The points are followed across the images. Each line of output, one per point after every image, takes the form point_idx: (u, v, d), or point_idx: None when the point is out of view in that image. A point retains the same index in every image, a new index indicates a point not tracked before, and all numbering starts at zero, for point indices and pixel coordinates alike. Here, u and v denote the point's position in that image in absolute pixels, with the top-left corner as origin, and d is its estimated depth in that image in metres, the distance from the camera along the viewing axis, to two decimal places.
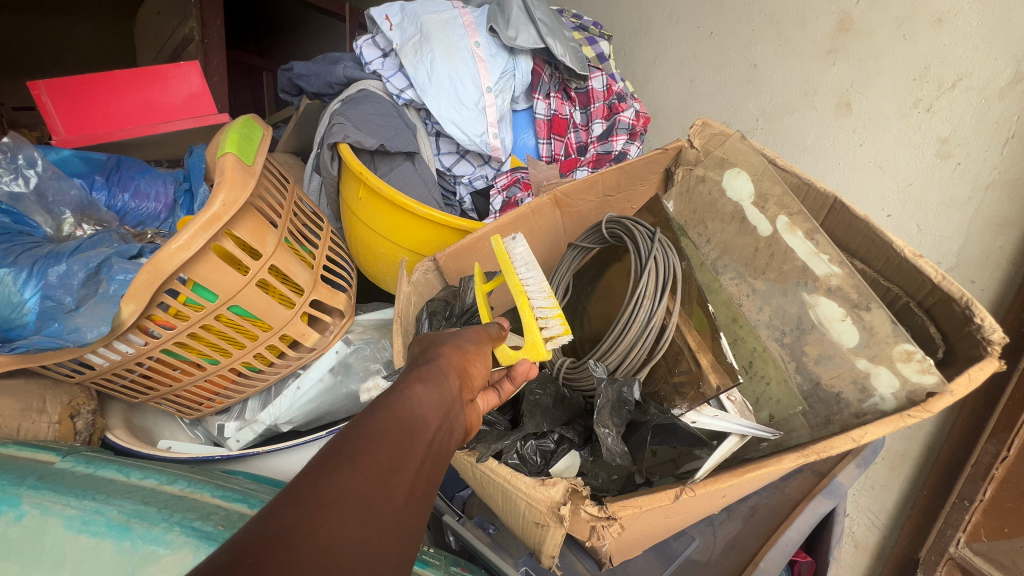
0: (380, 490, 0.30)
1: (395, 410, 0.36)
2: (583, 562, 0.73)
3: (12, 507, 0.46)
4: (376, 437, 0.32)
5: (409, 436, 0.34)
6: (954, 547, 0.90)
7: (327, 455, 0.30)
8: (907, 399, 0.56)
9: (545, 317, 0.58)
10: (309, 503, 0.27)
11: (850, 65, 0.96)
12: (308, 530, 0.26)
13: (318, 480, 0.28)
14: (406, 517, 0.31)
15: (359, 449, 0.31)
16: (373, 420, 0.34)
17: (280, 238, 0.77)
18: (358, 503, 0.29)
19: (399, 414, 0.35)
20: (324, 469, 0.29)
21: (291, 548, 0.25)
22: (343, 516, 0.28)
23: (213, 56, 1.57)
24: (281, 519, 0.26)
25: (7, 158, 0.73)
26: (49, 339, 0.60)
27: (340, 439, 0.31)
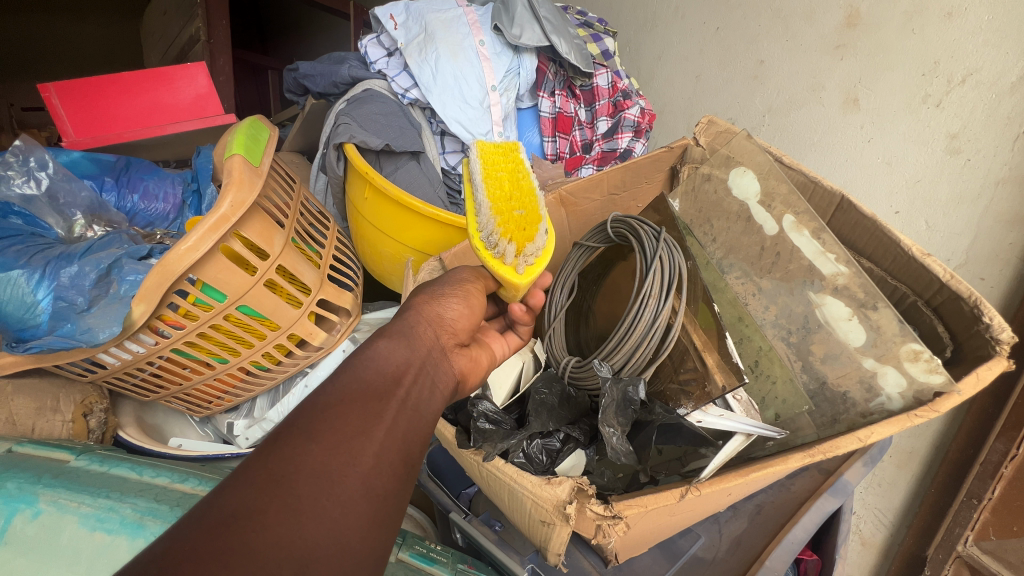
0: (340, 456, 0.32)
1: (356, 376, 0.38)
2: (589, 560, 0.74)
3: (28, 504, 0.47)
4: (335, 407, 0.35)
5: (370, 403, 0.36)
6: (962, 546, 0.90)
7: (283, 430, 0.33)
8: (914, 399, 0.56)
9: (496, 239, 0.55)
10: (263, 478, 0.30)
11: (858, 61, 0.95)
12: (262, 499, 0.29)
13: (274, 454, 0.31)
14: (372, 477, 0.33)
15: (315, 420, 0.33)
16: (333, 391, 0.36)
17: (287, 238, 0.78)
18: (316, 472, 0.31)
19: (361, 382, 0.38)
20: (278, 442, 0.32)
21: (244, 518, 0.28)
22: (298, 485, 0.30)
23: (220, 57, 1.58)
24: (234, 492, 0.29)
25: (19, 160, 0.74)
26: (62, 339, 0.61)
27: (299, 412, 0.34)
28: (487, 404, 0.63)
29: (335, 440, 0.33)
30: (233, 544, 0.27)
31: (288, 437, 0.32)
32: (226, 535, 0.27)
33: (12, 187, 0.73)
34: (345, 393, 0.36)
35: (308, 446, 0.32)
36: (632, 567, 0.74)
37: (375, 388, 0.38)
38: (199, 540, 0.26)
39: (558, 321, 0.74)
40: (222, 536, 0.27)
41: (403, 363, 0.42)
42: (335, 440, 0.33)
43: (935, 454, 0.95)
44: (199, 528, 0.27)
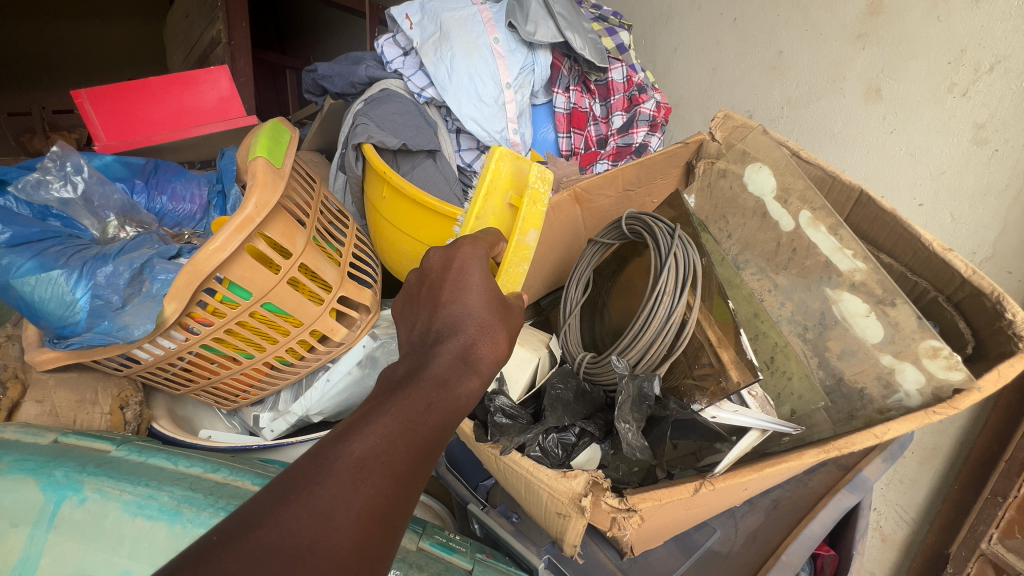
0: (404, 499, 0.34)
1: (437, 404, 0.38)
2: (605, 552, 0.75)
3: (75, 491, 0.50)
4: (412, 445, 0.35)
5: (439, 438, 0.37)
6: (986, 544, 0.88)
7: (362, 459, 0.32)
8: (933, 396, 0.55)
9: None
10: (340, 515, 0.30)
11: (880, 50, 0.93)
12: (336, 540, 0.30)
13: (354, 491, 0.31)
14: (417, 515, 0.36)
15: (394, 458, 0.34)
16: (412, 421, 0.36)
17: (309, 237, 0.80)
18: (384, 515, 0.32)
19: (438, 418, 0.37)
20: (358, 477, 0.32)
21: (319, 556, 0.29)
22: (367, 527, 0.31)
23: (240, 59, 1.62)
24: (313, 525, 0.30)
25: (57, 166, 0.77)
26: (101, 336, 0.65)
27: (378, 437, 0.34)
28: (504, 399, 0.64)
29: (405, 483, 0.34)
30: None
31: (367, 470, 0.32)
32: (299, 570, 0.28)
33: (50, 191, 0.75)
34: (421, 426, 0.36)
35: (383, 486, 0.33)
36: (647, 560, 0.75)
37: (448, 424, 0.38)
38: (273, 570, 0.28)
39: (573, 318, 0.74)
40: (296, 569, 0.28)
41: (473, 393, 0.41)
42: (405, 483, 0.34)
43: (959, 451, 0.93)
44: (274, 555, 0.28)
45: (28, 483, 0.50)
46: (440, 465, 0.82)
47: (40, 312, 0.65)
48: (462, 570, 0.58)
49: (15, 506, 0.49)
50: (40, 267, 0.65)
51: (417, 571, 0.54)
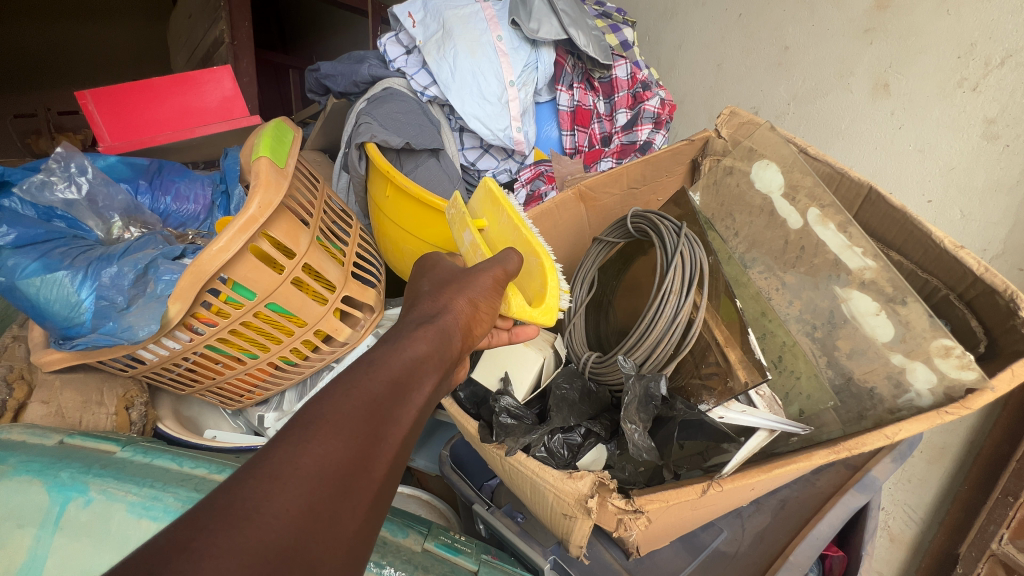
0: (361, 461, 0.33)
1: (384, 370, 0.39)
2: (611, 553, 0.74)
3: (80, 492, 0.50)
4: (361, 407, 0.35)
5: (394, 405, 0.37)
6: (996, 544, 0.87)
7: (308, 422, 0.32)
8: (945, 396, 0.54)
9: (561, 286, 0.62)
10: (287, 472, 0.29)
11: (889, 44, 0.91)
12: (287, 498, 0.28)
13: (304, 450, 0.31)
14: (383, 488, 0.34)
15: (343, 419, 0.33)
16: (360, 389, 0.36)
17: (312, 237, 0.80)
18: (338, 475, 0.31)
19: (385, 382, 0.38)
20: (304, 437, 0.31)
21: (269, 516, 0.27)
22: (320, 487, 0.30)
23: (243, 59, 1.62)
24: (259, 486, 0.28)
25: (61, 166, 0.77)
26: (106, 337, 0.65)
27: (325, 404, 0.34)
28: (509, 399, 0.63)
29: (359, 443, 0.33)
30: (253, 542, 0.26)
31: (315, 432, 0.32)
32: (246, 531, 0.26)
33: (55, 192, 0.75)
34: (371, 392, 0.36)
35: (334, 445, 0.32)
36: (653, 560, 0.75)
37: (399, 392, 0.38)
38: (218, 534, 0.26)
39: (578, 317, 0.74)
40: (243, 530, 0.26)
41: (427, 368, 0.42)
42: (360, 445, 0.33)
43: (969, 450, 0.92)
44: (219, 519, 0.26)
45: (34, 483, 0.50)
46: (445, 465, 0.81)
47: (45, 313, 0.65)
48: (468, 570, 0.58)
49: (20, 507, 0.49)
50: (45, 268, 0.65)
51: (423, 571, 0.54)
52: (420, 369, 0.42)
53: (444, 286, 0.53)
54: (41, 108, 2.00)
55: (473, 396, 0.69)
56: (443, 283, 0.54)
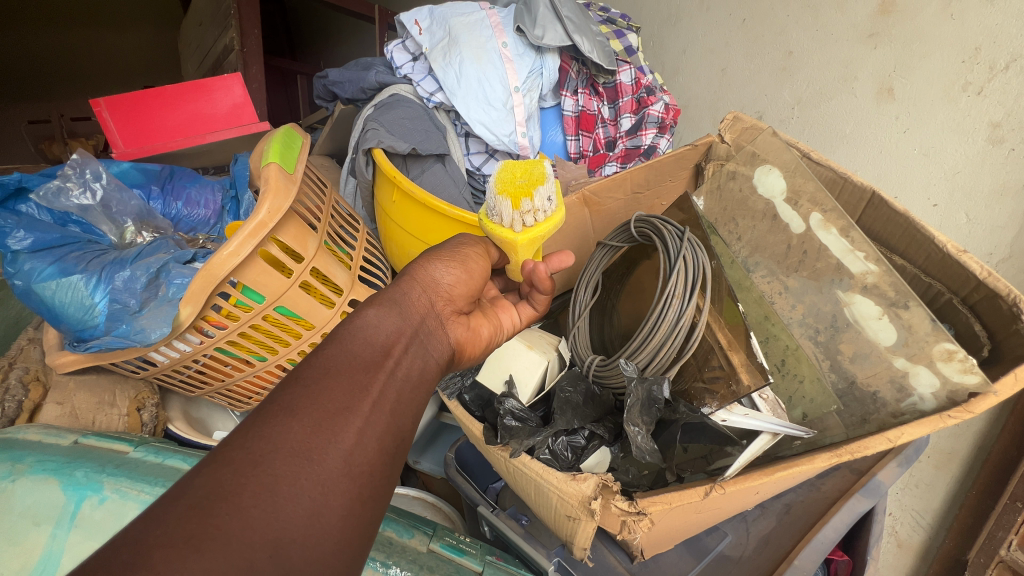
0: (319, 435, 0.34)
1: (345, 349, 0.41)
2: (615, 556, 0.75)
3: (95, 491, 0.52)
4: (315, 388, 0.36)
5: (356, 380, 0.39)
6: (1005, 550, 0.86)
7: (261, 410, 0.34)
8: (948, 400, 0.54)
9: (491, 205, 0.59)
10: (239, 457, 0.31)
11: (892, 49, 0.91)
12: (240, 479, 0.30)
13: (256, 436, 0.32)
14: (355, 457, 0.35)
15: (296, 403, 0.35)
16: (313, 372, 0.38)
17: (319, 241, 0.81)
18: (295, 452, 0.32)
19: (342, 363, 0.39)
20: (258, 425, 0.33)
21: (222, 497, 0.29)
22: (275, 464, 0.31)
23: (253, 65, 1.63)
24: (215, 473, 0.30)
25: (77, 172, 0.79)
26: (118, 339, 0.66)
27: (278, 392, 0.36)
28: (512, 402, 0.64)
29: (314, 420, 0.34)
30: (207, 526, 0.27)
31: (267, 418, 0.34)
32: (201, 516, 0.28)
33: (70, 198, 0.78)
34: (328, 373, 0.38)
35: (287, 426, 0.33)
36: (658, 564, 0.75)
37: (357, 366, 0.40)
38: (169, 525, 0.27)
39: (582, 320, 0.74)
40: (198, 517, 0.28)
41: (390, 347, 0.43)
42: (316, 421, 0.34)
43: (976, 455, 0.92)
44: (175, 508, 0.28)
45: (50, 482, 0.52)
46: (450, 468, 0.84)
47: (60, 316, 0.67)
48: (472, 571, 0.58)
49: (37, 504, 0.51)
50: (61, 272, 0.67)
51: (428, 571, 0.54)
52: (385, 348, 0.43)
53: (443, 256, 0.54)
54: (53, 113, 2.03)
55: (477, 398, 0.70)
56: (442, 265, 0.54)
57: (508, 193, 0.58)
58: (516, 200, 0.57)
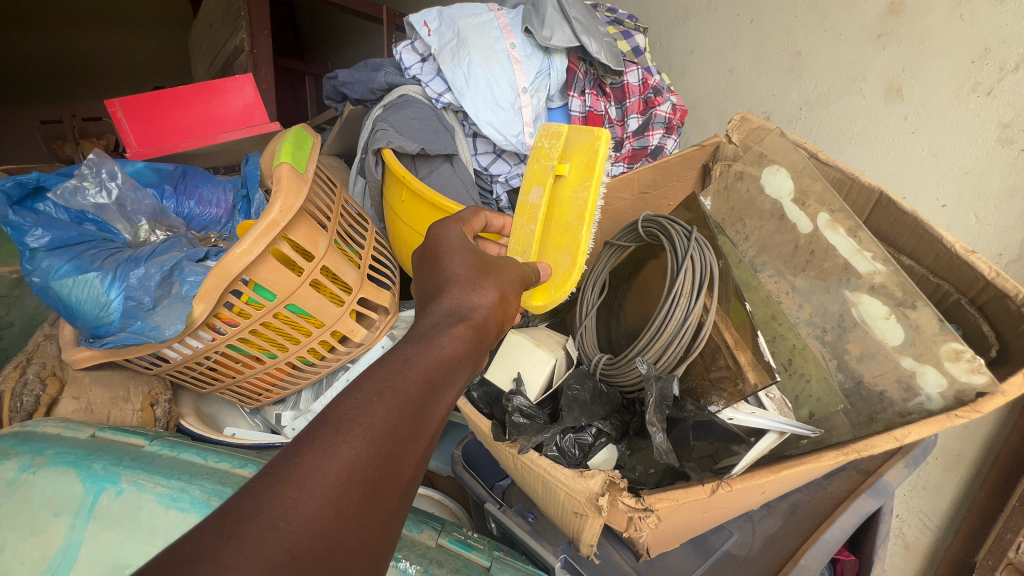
0: (391, 465, 0.31)
1: (421, 357, 0.37)
2: (621, 553, 0.75)
3: (112, 483, 0.53)
4: (396, 407, 0.32)
5: (430, 398, 0.35)
6: (1013, 553, 0.85)
7: (339, 422, 0.30)
8: (955, 399, 0.55)
9: None
10: (316, 478, 0.27)
11: (902, 49, 0.91)
12: (313, 505, 0.27)
13: (331, 454, 0.29)
14: (413, 485, 0.32)
15: (374, 418, 0.31)
16: (394, 386, 0.34)
17: (330, 240, 0.82)
18: (368, 481, 0.29)
19: (422, 379, 0.35)
20: (333, 439, 0.29)
21: (295, 525, 0.26)
22: (348, 494, 0.28)
23: (263, 65, 1.64)
24: (286, 492, 0.26)
25: (92, 172, 0.81)
26: (134, 335, 0.68)
27: (355, 402, 0.32)
28: (521, 399, 0.64)
29: (389, 447, 0.31)
30: (280, 553, 0.25)
31: (342, 432, 0.30)
32: (275, 543, 0.25)
33: (86, 197, 0.79)
34: (406, 385, 0.34)
35: (364, 449, 0.30)
36: (664, 562, 0.76)
37: (436, 386, 0.36)
38: (243, 545, 0.24)
39: (589, 319, 0.75)
40: (271, 543, 0.25)
41: (464, 362, 0.39)
42: (392, 448, 0.31)
43: (984, 457, 0.92)
44: (246, 527, 0.25)
45: (69, 475, 0.53)
46: (457, 465, 0.83)
47: (76, 313, 0.68)
48: (480, 566, 0.58)
49: (58, 496, 0.52)
50: (77, 269, 0.68)
51: (438, 565, 0.55)
52: (459, 360, 0.39)
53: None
54: (65, 113, 2.06)
55: (485, 396, 0.70)
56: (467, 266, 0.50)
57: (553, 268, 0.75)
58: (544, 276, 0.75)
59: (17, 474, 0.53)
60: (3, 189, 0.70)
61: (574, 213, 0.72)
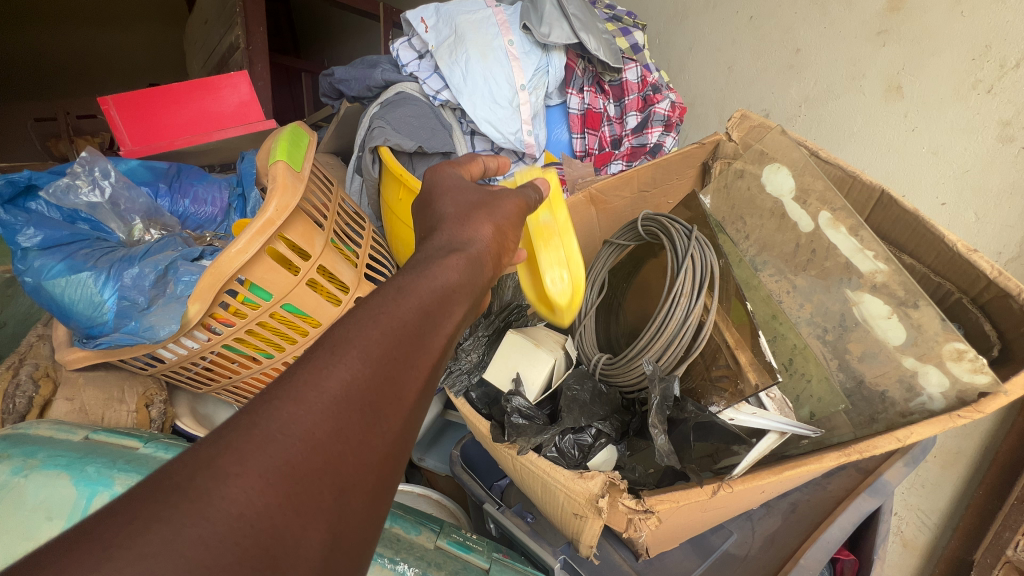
0: (391, 387, 0.31)
1: (418, 286, 0.37)
2: (620, 553, 0.75)
3: (106, 487, 0.52)
4: (393, 332, 0.32)
5: (429, 326, 0.35)
6: (1011, 551, 0.86)
7: (335, 343, 0.30)
8: (957, 400, 0.54)
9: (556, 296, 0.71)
10: (314, 395, 0.27)
11: (902, 47, 0.91)
12: (311, 421, 0.27)
13: (328, 372, 0.29)
14: (415, 411, 0.32)
15: (370, 341, 0.31)
16: (391, 314, 0.33)
17: (326, 238, 0.81)
18: (367, 401, 0.29)
19: (419, 309, 0.35)
20: (330, 360, 0.29)
21: (293, 440, 0.26)
22: (347, 411, 0.28)
23: (258, 62, 1.63)
24: (283, 408, 0.26)
25: (85, 170, 0.80)
26: (128, 336, 0.67)
27: (351, 327, 0.32)
28: (520, 400, 0.63)
29: (388, 369, 0.31)
30: (278, 463, 0.25)
31: (339, 353, 0.30)
32: (274, 453, 0.25)
33: (79, 196, 0.78)
34: (404, 315, 0.34)
35: (361, 369, 0.30)
36: (663, 562, 0.76)
37: (433, 317, 0.36)
38: (241, 454, 0.24)
39: (589, 319, 0.75)
40: (270, 454, 0.25)
41: (461, 296, 0.39)
42: (390, 371, 0.31)
43: (983, 455, 0.92)
44: (243, 439, 0.25)
45: (62, 477, 0.52)
46: (456, 466, 0.83)
47: (69, 313, 0.67)
48: (479, 569, 0.58)
49: (50, 499, 0.51)
50: (70, 269, 0.68)
51: (437, 568, 0.54)
52: (456, 295, 0.39)
53: (485, 200, 0.50)
54: (59, 108, 2.04)
55: (484, 396, 0.68)
56: (461, 205, 0.50)
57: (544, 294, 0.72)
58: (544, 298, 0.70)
59: (9, 477, 0.52)
60: None
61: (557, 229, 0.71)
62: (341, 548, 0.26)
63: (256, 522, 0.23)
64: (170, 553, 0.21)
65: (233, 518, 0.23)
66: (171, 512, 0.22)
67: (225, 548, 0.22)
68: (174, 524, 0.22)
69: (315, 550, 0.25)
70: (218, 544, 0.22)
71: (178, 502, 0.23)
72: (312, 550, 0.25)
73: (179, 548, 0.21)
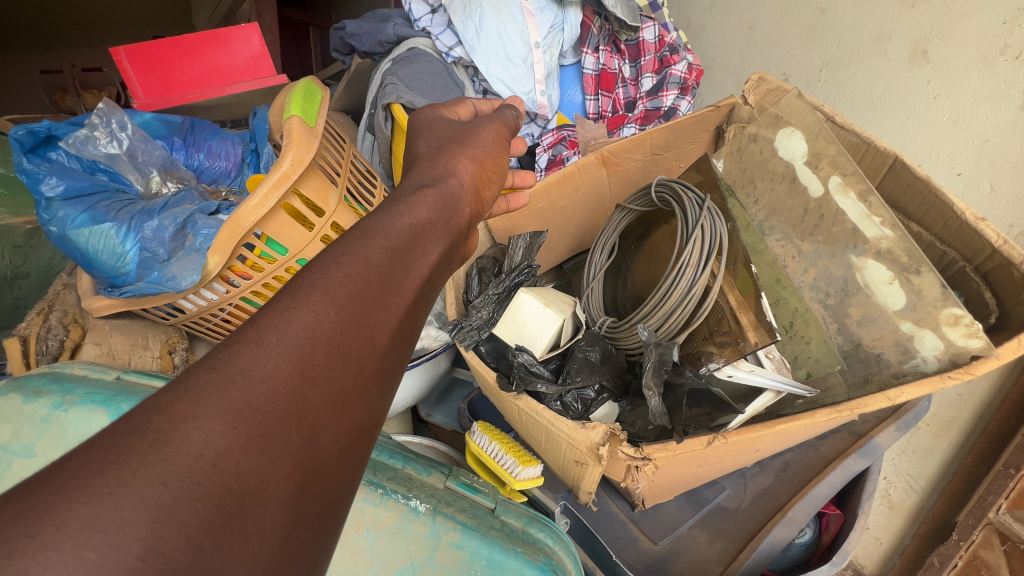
0: (356, 330, 0.31)
1: (382, 232, 0.37)
2: (617, 503, 0.81)
3: None
4: (355, 276, 0.33)
5: (396, 270, 0.36)
6: (994, 513, 0.93)
7: (296, 290, 0.31)
8: (950, 362, 0.56)
9: (512, 460, 0.70)
10: (275, 340, 0.28)
11: (930, 8, 0.87)
12: (274, 362, 0.27)
13: (289, 317, 0.29)
14: (387, 353, 0.33)
15: (333, 286, 0.32)
16: (353, 257, 0.34)
17: (340, 195, 0.83)
18: (333, 344, 0.30)
19: (383, 250, 0.36)
20: (291, 306, 0.30)
21: (255, 381, 0.26)
22: (312, 354, 0.29)
23: (266, 15, 1.60)
24: (244, 351, 0.27)
25: (103, 122, 0.80)
26: (152, 285, 0.70)
27: (314, 274, 0.32)
28: (526, 356, 0.65)
29: (353, 312, 0.32)
30: (239, 405, 0.25)
31: (303, 299, 0.30)
32: (233, 396, 0.25)
33: (98, 147, 0.79)
34: (369, 261, 0.35)
35: (324, 313, 0.30)
36: (657, 513, 0.81)
37: (398, 260, 0.36)
38: (200, 398, 0.25)
39: (597, 282, 0.76)
40: (231, 395, 0.25)
41: (430, 238, 0.40)
42: (353, 315, 0.31)
43: (976, 426, 0.93)
44: (205, 382, 0.25)
45: (99, 412, 0.56)
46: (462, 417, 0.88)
47: (93, 262, 0.69)
48: (485, 507, 0.60)
49: (89, 431, 0.55)
50: (92, 220, 0.70)
51: (447, 505, 0.57)
52: (423, 237, 0.40)
53: (462, 158, 0.51)
54: (65, 61, 2.01)
55: (492, 350, 0.72)
56: (433, 143, 0.53)
57: (511, 453, 0.71)
58: (516, 457, 0.70)
59: (51, 411, 0.56)
60: (16, 138, 0.71)
61: (497, 470, 0.71)
62: (314, 488, 0.26)
63: (218, 462, 0.23)
64: (126, 492, 0.21)
65: (192, 459, 0.23)
66: (132, 454, 0.22)
67: (186, 487, 0.22)
68: (130, 467, 0.22)
69: (283, 488, 0.25)
70: (178, 484, 0.22)
71: (133, 445, 0.23)
72: (279, 489, 0.25)
73: (137, 489, 0.21)
